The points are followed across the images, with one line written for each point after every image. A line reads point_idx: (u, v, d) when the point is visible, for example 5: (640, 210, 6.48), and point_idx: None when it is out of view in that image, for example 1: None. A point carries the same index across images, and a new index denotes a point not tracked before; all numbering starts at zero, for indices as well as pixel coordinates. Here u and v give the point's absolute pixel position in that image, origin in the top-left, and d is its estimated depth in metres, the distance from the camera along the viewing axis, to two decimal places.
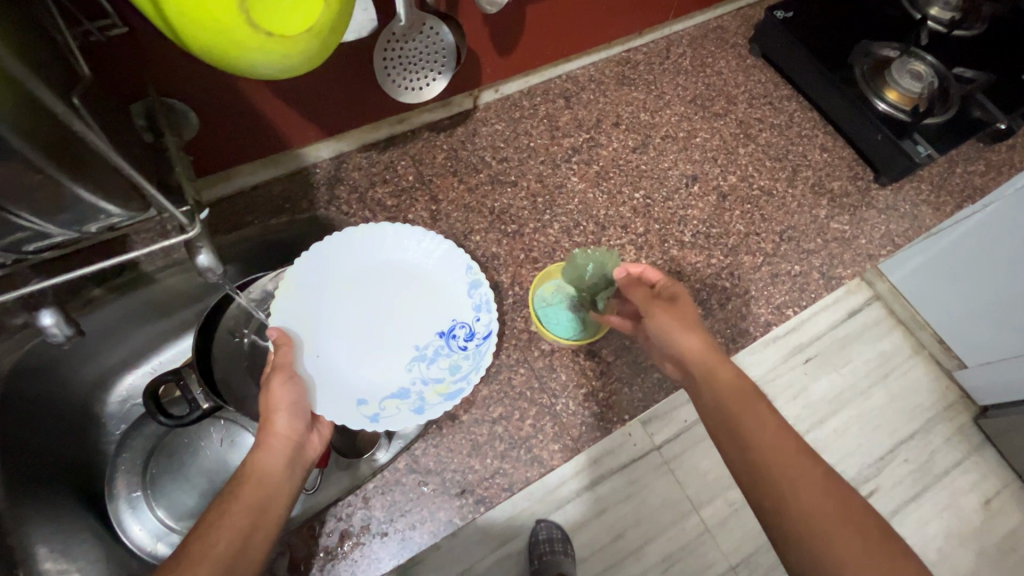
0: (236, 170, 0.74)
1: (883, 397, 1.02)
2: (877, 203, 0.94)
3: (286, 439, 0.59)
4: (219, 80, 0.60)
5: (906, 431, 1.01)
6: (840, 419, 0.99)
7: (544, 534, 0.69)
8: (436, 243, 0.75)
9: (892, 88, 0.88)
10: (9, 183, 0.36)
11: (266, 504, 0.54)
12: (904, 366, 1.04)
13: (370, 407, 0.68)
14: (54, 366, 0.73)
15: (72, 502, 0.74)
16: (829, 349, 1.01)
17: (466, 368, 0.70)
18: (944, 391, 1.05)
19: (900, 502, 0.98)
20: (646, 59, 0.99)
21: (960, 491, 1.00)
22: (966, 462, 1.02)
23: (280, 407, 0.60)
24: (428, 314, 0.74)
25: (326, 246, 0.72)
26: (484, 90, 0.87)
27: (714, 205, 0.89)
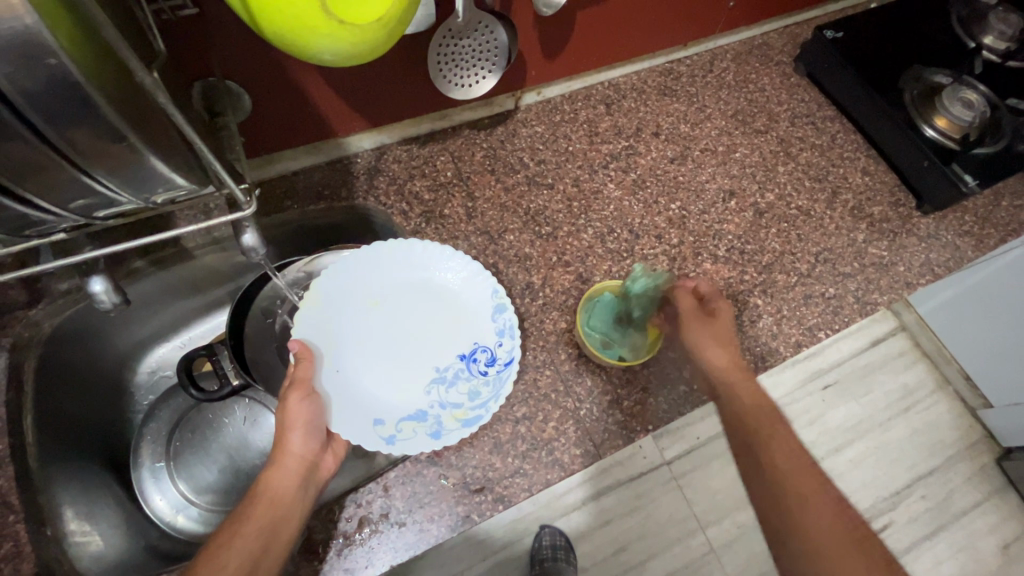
0: (280, 154, 0.76)
1: (906, 431, 0.99)
2: (918, 231, 0.92)
3: (296, 458, 0.61)
4: (275, 62, 0.61)
5: (928, 469, 0.99)
6: (859, 449, 0.97)
7: (548, 540, 0.74)
8: (465, 263, 0.75)
9: (941, 115, 0.87)
10: (94, 151, 0.37)
11: (276, 526, 0.57)
12: (929, 402, 1.02)
13: (387, 428, 0.68)
14: (91, 333, 0.76)
15: (96, 468, 0.76)
16: (851, 377, 0.99)
17: (486, 396, 0.69)
18: (968, 430, 1.03)
19: (916, 539, 0.97)
20: (689, 70, 0.98)
21: (978, 533, 1.00)
22: (987, 504, 1.01)
23: (294, 425, 0.63)
24: (452, 337, 0.74)
25: (355, 261, 0.74)
26: (527, 92, 0.88)
27: (750, 221, 0.88)
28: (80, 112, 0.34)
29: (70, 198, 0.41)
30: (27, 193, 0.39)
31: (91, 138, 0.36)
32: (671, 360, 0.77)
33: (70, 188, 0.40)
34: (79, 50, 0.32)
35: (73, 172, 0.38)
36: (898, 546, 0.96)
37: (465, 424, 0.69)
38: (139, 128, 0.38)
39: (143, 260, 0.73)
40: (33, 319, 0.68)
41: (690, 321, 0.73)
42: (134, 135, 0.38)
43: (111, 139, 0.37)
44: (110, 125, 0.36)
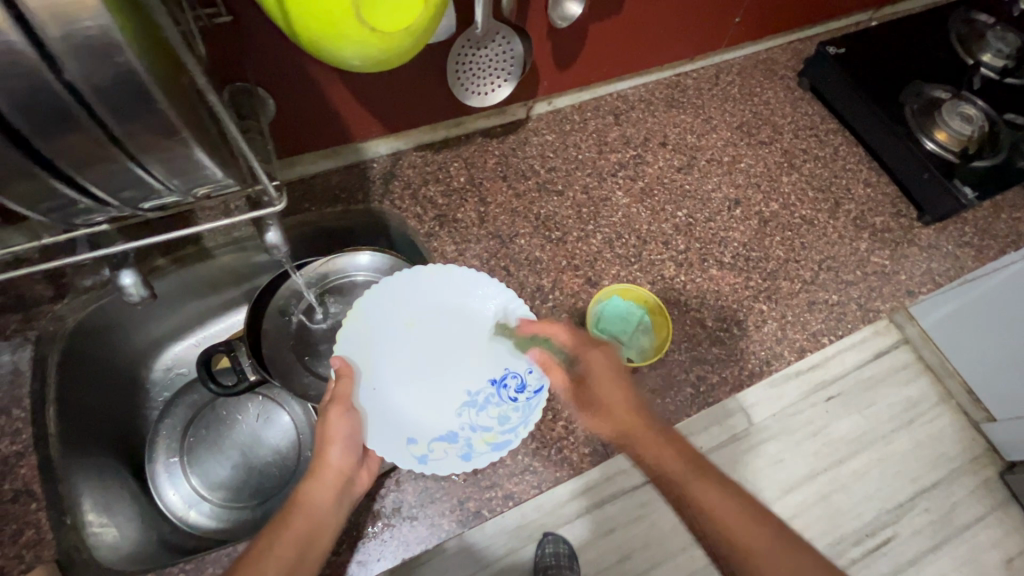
0: (300, 158, 0.78)
1: (909, 444, 1.00)
2: (919, 241, 0.94)
3: (335, 473, 0.62)
4: (301, 68, 0.64)
5: (931, 482, 1.00)
6: (860, 461, 0.99)
7: (550, 547, 0.75)
8: (500, 291, 0.76)
9: (942, 129, 0.90)
10: (148, 142, 0.39)
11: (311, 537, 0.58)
12: (931, 415, 1.03)
13: (418, 447, 0.68)
14: (111, 329, 0.78)
15: (114, 461, 0.77)
16: (854, 389, 1.00)
17: (515, 420, 0.70)
18: (971, 444, 1.04)
19: (919, 553, 0.98)
20: (696, 83, 1.01)
21: (982, 548, 1.00)
22: (991, 518, 1.02)
23: (335, 439, 0.63)
24: (483, 361, 0.75)
25: (395, 281, 0.75)
26: (538, 102, 0.91)
27: (755, 229, 0.90)
28: (141, 104, 0.36)
29: (118, 190, 0.43)
30: (81, 181, 0.40)
31: (147, 129, 0.38)
32: (678, 363, 0.79)
33: (121, 180, 0.42)
34: (143, 46, 0.34)
35: (126, 162, 0.40)
36: (901, 560, 0.97)
37: (495, 448, 0.69)
38: (189, 123, 0.40)
39: (165, 258, 0.76)
40: (58, 313, 0.70)
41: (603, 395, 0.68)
42: (185, 130, 0.40)
43: (165, 132, 0.39)
44: (166, 119, 0.38)
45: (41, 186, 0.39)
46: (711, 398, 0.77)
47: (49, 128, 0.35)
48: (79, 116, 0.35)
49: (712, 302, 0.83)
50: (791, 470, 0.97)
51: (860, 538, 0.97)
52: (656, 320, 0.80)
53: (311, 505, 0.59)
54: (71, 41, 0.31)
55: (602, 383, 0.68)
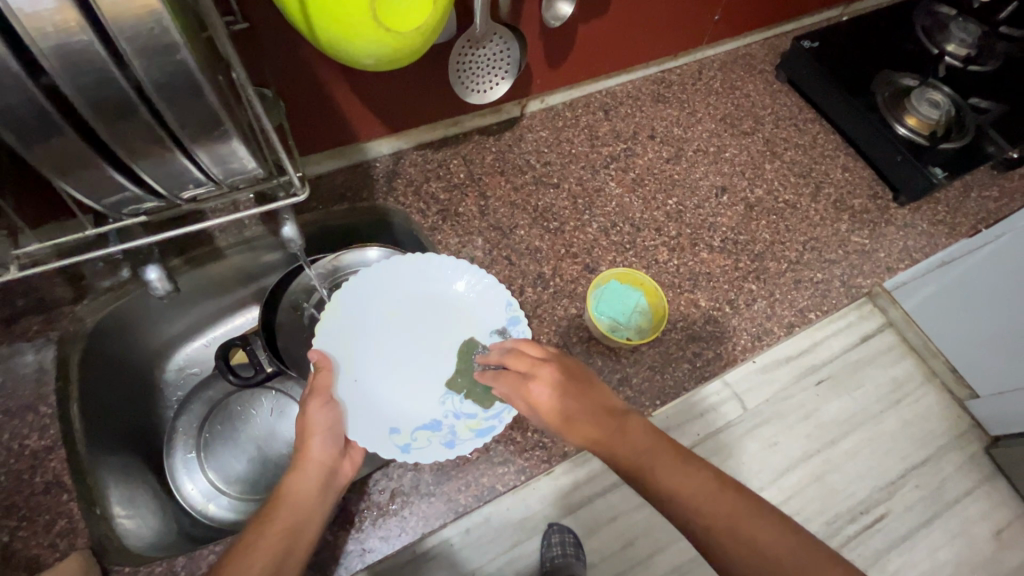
0: (307, 159, 0.82)
1: (895, 423, 1.05)
2: (896, 221, 0.99)
3: (316, 461, 0.64)
4: (309, 70, 0.68)
5: (918, 458, 1.05)
6: (852, 441, 1.04)
7: (557, 536, 0.81)
8: (478, 279, 0.80)
9: (911, 115, 0.96)
10: (197, 131, 0.43)
11: (298, 528, 0.59)
12: (917, 394, 1.08)
13: (403, 437, 0.71)
14: (129, 329, 0.81)
15: (134, 457, 0.79)
16: (841, 372, 1.05)
17: (498, 406, 0.73)
18: (955, 420, 1.09)
19: (911, 526, 1.02)
20: (680, 79, 1.06)
21: (971, 520, 1.05)
22: (977, 491, 1.07)
23: (314, 430, 0.66)
24: (462, 351, 0.78)
25: (373, 276, 0.78)
26: (531, 100, 0.95)
27: (742, 214, 0.95)
28: (187, 94, 0.40)
29: (165, 178, 0.47)
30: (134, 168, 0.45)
31: (195, 118, 0.42)
32: (675, 342, 0.83)
33: (167, 168, 0.46)
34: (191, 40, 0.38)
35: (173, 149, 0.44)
36: (895, 535, 1.02)
37: (479, 434, 0.72)
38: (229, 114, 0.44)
39: (179, 258, 0.78)
40: (78, 314, 0.72)
41: (572, 393, 0.65)
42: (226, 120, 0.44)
43: (207, 121, 0.43)
44: (210, 108, 0.42)
45: (101, 171, 0.45)
46: (707, 373, 0.82)
47: (110, 115, 0.39)
48: (133, 102, 0.39)
49: (705, 284, 0.88)
50: (785, 453, 1.01)
51: (855, 516, 1.01)
52: (653, 302, 0.83)
53: (296, 494, 0.61)
54: (128, 36, 0.35)
55: (554, 400, 0.65)
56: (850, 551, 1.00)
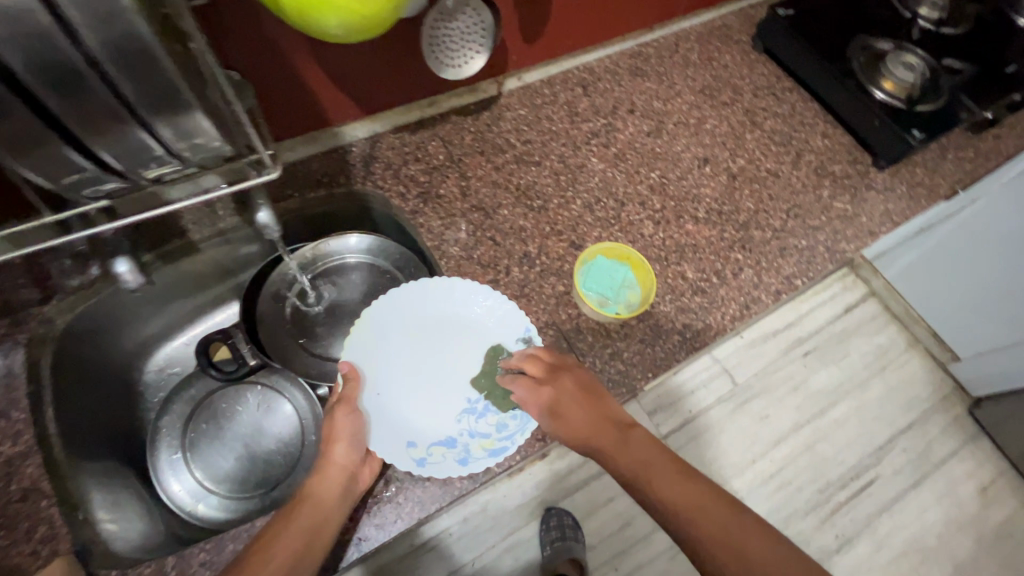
0: (282, 145, 0.80)
1: (881, 390, 1.07)
2: (876, 185, 1.00)
3: (340, 468, 0.64)
4: (274, 49, 0.65)
5: (905, 423, 1.07)
6: (841, 410, 1.05)
7: (555, 520, 0.86)
8: (501, 300, 0.76)
9: (887, 79, 0.95)
10: (156, 100, 0.47)
11: (317, 528, 0.60)
12: (901, 359, 1.10)
13: (418, 450, 0.69)
14: (104, 330, 0.78)
15: (116, 461, 0.77)
16: (828, 341, 1.06)
17: (512, 427, 0.70)
18: (941, 384, 1.11)
19: (900, 490, 1.04)
20: (657, 52, 1.05)
21: (957, 479, 1.07)
22: (962, 452, 1.09)
23: (340, 436, 0.66)
24: (486, 371, 0.74)
25: (398, 292, 0.76)
26: (508, 77, 0.94)
27: (725, 184, 0.95)
28: (139, 56, 0.42)
29: (123, 153, 0.50)
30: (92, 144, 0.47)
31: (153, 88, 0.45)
32: (664, 314, 0.82)
33: (130, 140, 0.49)
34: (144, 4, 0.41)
35: (132, 122, 0.47)
36: (885, 499, 1.03)
37: (492, 454, 0.70)
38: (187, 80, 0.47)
39: (152, 254, 0.76)
40: (46, 315, 0.69)
41: (580, 403, 0.66)
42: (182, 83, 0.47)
43: (162, 84, 0.45)
44: (162, 68, 0.44)
45: (59, 151, 0.46)
46: (698, 343, 0.82)
47: (63, 85, 0.42)
48: (86, 73, 0.41)
49: (691, 256, 0.87)
50: (777, 423, 1.02)
51: (845, 483, 1.03)
52: (640, 275, 0.84)
53: (317, 497, 0.61)
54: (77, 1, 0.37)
55: (563, 404, 0.66)
56: (842, 517, 1.01)
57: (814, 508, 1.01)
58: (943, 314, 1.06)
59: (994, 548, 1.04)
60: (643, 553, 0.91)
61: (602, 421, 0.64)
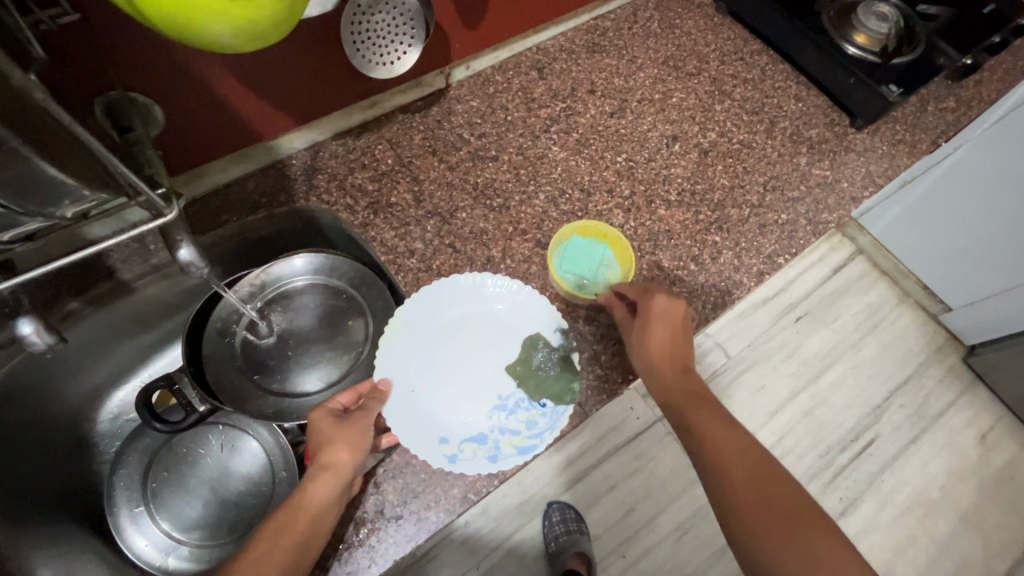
0: (209, 166, 0.72)
1: (874, 347, 1.03)
2: (855, 147, 0.94)
3: (336, 472, 0.56)
4: (172, 63, 0.57)
5: (901, 378, 1.04)
6: (837, 372, 1.01)
7: (557, 514, 0.81)
8: (531, 298, 0.74)
9: (859, 32, 0.89)
10: None
11: (308, 540, 0.54)
12: (893, 316, 1.06)
13: (449, 446, 0.67)
14: (38, 387, 0.71)
15: (70, 525, 0.72)
16: (818, 306, 1.02)
17: (543, 426, 0.68)
18: (932, 335, 1.08)
19: (899, 446, 1.01)
20: (614, 24, 0.98)
21: (956, 430, 1.05)
22: (959, 402, 1.06)
23: (334, 438, 0.58)
24: (518, 367, 0.72)
25: (432, 289, 0.73)
26: (456, 68, 0.86)
27: (696, 161, 0.89)
28: None
29: None
30: None
31: None
32: None
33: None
34: None
35: None
36: (886, 457, 1.00)
37: (521, 452, 0.67)
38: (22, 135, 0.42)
39: (78, 300, 0.69)
40: None
41: (660, 330, 0.67)
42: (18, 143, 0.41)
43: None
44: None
45: None
46: None
47: None
48: None
49: (666, 243, 0.82)
50: (773, 395, 0.99)
51: (845, 445, 1.00)
52: (620, 252, 0.80)
53: (312, 505, 0.55)
54: None
55: (660, 324, 0.67)
56: (844, 479, 0.99)
57: (815, 475, 0.98)
58: (934, 270, 1.02)
59: (996, 495, 1.02)
60: (648, 539, 0.87)
61: (664, 349, 0.66)
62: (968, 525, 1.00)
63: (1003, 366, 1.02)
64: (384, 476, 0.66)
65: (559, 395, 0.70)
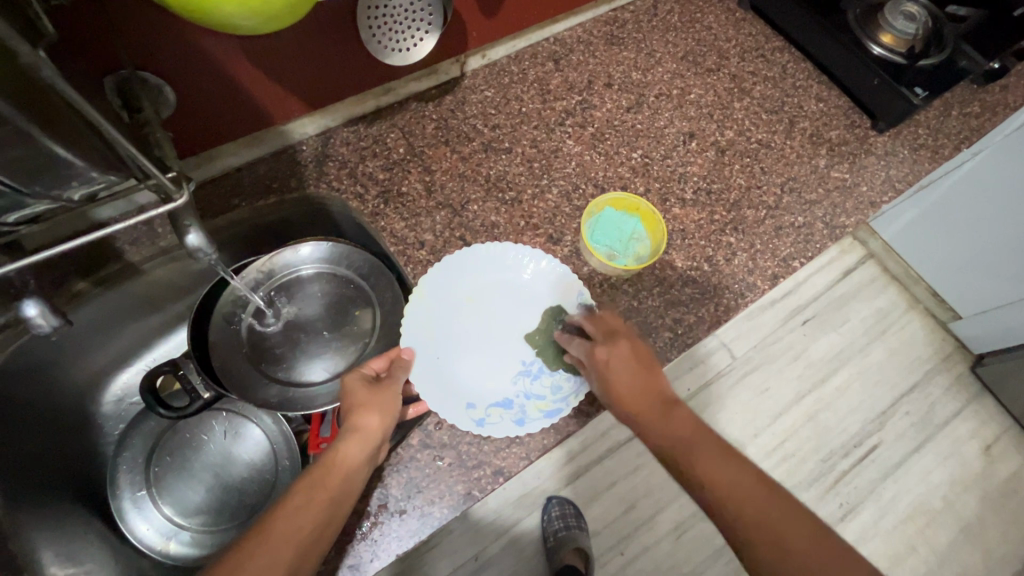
0: (220, 150, 0.71)
1: (881, 353, 1.02)
2: (876, 150, 0.92)
3: (367, 434, 0.56)
4: (185, 41, 0.56)
5: (907, 386, 1.02)
6: (843, 376, 1.00)
7: (556, 510, 0.77)
8: (553, 267, 0.73)
9: (886, 32, 0.86)
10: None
11: (340, 501, 0.52)
12: (901, 322, 1.04)
13: (477, 411, 0.67)
14: (43, 368, 0.70)
15: (73, 507, 0.72)
16: (826, 308, 1.00)
17: (567, 390, 0.69)
18: (939, 344, 1.05)
19: (903, 453, 0.99)
20: (634, 17, 0.96)
21: (960, 439, 1.03)
22: (965, 411, 1.04)
23: (366, 402, 0.58)
24: (541, 335, 0.72)
25: (455, 259, 0.73)
26: (471, 56, 0.85)
27: (713, 160, 0.87)
28: None
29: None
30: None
31: None
32: (653, 309, 0.76)
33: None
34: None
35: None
36: (888, 463, 0.99)
37: (547, 415, 0.68)
38: (28, 113, 0.41)
39: (86, 280, 0.69)
40: None
41: (621, 374, 0.60)
42: (20, 118, 0.40)
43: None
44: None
45: None
46: (690, 339, 0.76)
47: None
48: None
49: (680, 243, 0.81)
50: (776, 396, 0.97)
51: (848, 450, 0.98)
52: (652, 230, 0.80)
53: (344, 463, 0.53)
54: None
55: (617, 364, 0.60)
56: (845, 484, 0.97)
57: (816, 479, 0.96)
58: (948, 278, 1.00)
59: (998, 506, 1.01)
60: (647, 537, 0.84)
61: (632, 392, 0.58)
62: (968, 535, 0.99)
63: (1010, 377, 1.00)
64: (388, 471, 0.65)
65: (575, 367, 0.69)
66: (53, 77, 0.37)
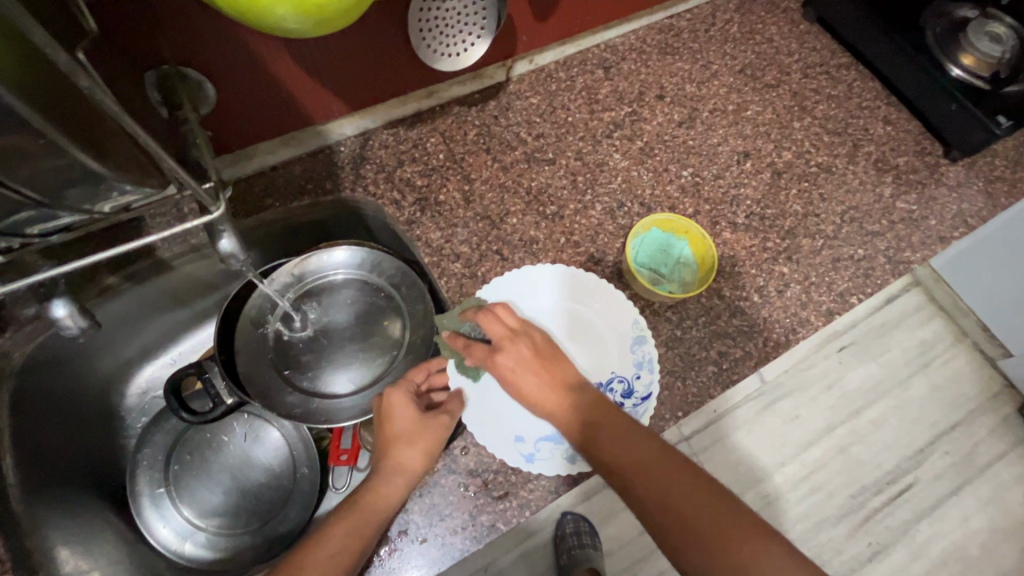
0: (257, 149, 0.70)
1: (924, 388, 0.93)
2: (947, 179, 0.86)
3: (406, 474, 0.58)
4: (228, 38, 0.54)
5: (950, 424, 0.94)
6: (880, 411, 0.91)
7: (571, 526, 0.71)
8: (609, 294, 0.70)
9: (967, 53, 0.81)
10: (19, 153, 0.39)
11: None
12: (948, 355, 0.96)
13: (525, 444, 0.64)
14: (70, 360, 0.69)
15: (92, 501, 0.71)
16: (868, 336, 0.90)
17: None
18: (989, 382, 0.97)
19: (942, 496, 0.93)
20: (691, 25, 0.91)
21: (1005, 485, 0.95)
22: (1012, 455, 0.96)
23: (410, 438, 0.59)
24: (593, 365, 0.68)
25: (508, 283, 0.70)
26: (518, 61, 0.81)
27: (769, 182, 0.82)
28: None
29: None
30: None
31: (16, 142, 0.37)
32: (696, 340, 0.72)
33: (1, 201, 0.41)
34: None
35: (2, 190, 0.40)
36: (924, 505, 0.92)
37: None
38: (62, 127, 0.40)
39: (116, 275, 0.67)
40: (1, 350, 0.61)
41: (520, 378, 0.61)
42: (52, 132, 0.39)
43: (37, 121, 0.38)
44: (18, 114, 0.35)
45: None
46: (734, 374, 0.71)
47: None
48: None
49: (728, 270, 0.76)
50: (809, 426, 0.88)
51: (882, 488, 0.91)
52: (700, 252, 0.75)
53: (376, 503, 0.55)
54: None
55: (520, 375, 0.61)
56: (878, 524, 0.90)
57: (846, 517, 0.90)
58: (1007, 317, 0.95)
59: None
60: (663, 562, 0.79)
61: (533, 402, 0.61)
62: None
63: None
64: (411, 497, 0.62)
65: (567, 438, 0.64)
66: (92, 89, 0.34)
